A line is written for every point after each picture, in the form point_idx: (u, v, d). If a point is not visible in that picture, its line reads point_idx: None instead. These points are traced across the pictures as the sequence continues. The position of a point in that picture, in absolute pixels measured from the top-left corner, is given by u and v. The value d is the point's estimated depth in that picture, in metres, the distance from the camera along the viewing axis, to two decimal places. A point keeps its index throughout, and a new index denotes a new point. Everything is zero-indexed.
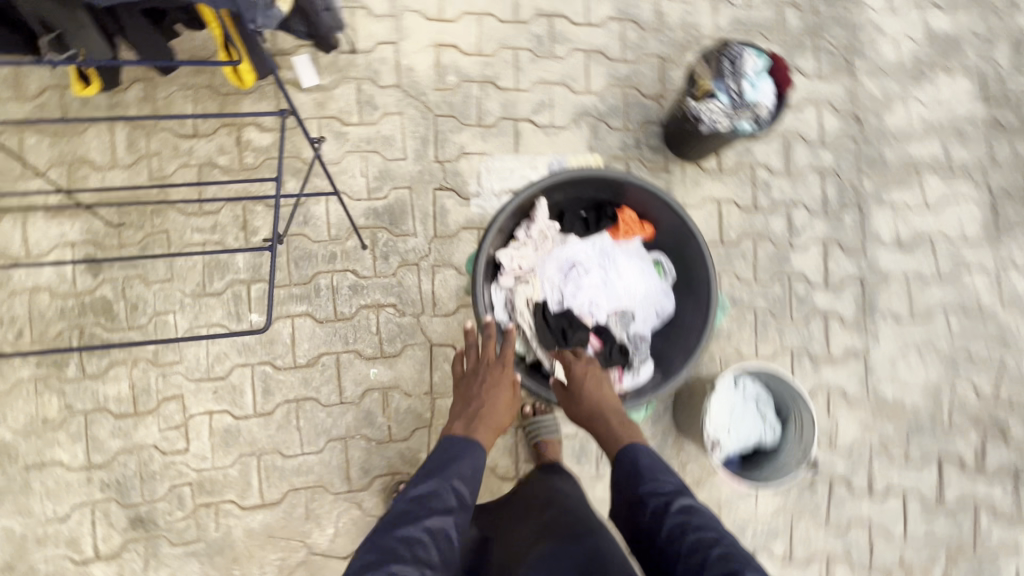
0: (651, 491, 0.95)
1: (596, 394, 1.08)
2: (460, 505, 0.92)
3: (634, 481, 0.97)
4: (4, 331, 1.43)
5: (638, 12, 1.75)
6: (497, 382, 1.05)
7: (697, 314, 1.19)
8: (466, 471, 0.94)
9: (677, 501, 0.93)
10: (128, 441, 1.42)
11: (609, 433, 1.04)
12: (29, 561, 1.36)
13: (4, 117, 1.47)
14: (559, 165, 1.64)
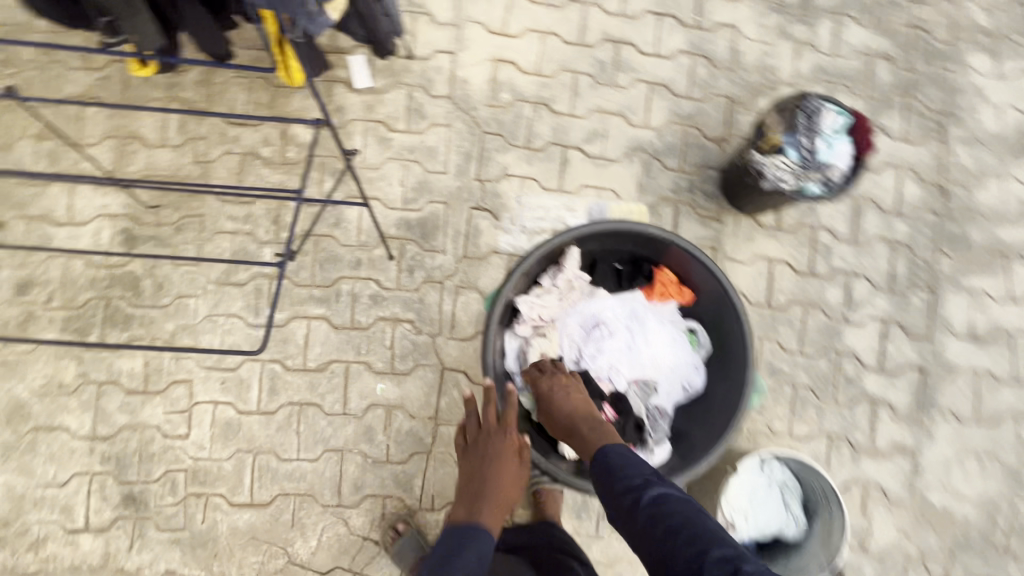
0: (618, 486, 0.89)
1: (565, 406, 1.03)
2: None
3: (604, 478, 0.92)
4: (38, 292, 1.47)
5: (713, 49, 1.65)
6: (497, 454, 1.03)
7: (731, 391, 1.10)
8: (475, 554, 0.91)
9: (646, 491, 0.87)
10: (133, 418, 1.43)
11: (581, 437, 0.99)
12: (23, 521, 1.39)
13: (70, 85, 1.52)
14: (598, 211, 1.58)
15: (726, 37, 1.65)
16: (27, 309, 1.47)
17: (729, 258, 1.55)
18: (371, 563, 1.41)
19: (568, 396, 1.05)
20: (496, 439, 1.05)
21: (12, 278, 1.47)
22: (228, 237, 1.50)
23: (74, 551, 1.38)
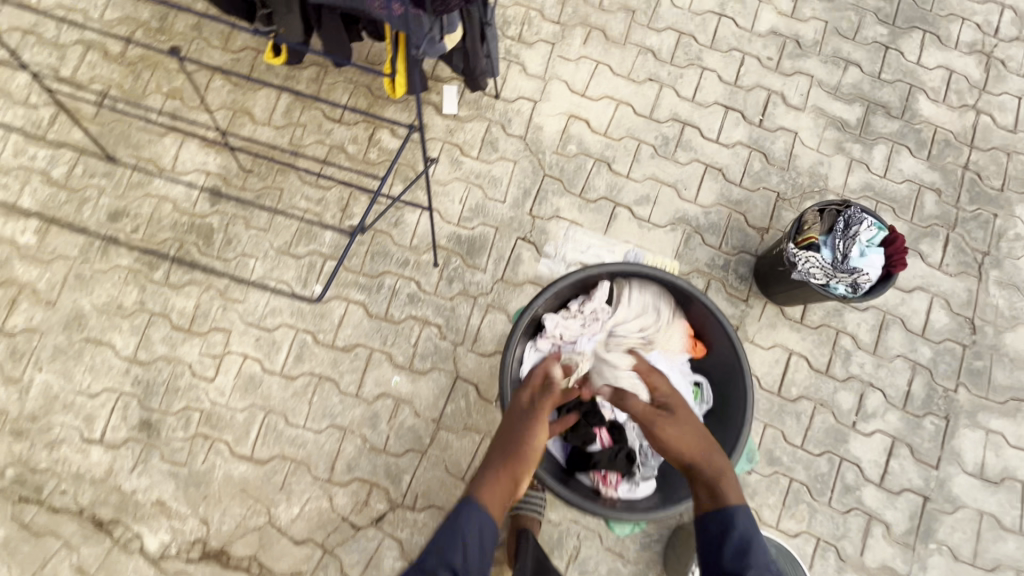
0: (742, 560, 0.92)
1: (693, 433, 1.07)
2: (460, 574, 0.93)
3: (727, 544, 0.94)
4: (126, 222, 1.65)
5: (770, 147, 1.78)
6: (514, 424, 1.08)
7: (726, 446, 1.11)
8: (473, 532, 0.96)
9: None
10: (171, 351, 1.55)
11: (709, 483, 1.01)
12: (48, 419, 1.50)
13: (207, 60, 1.77)
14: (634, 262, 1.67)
15: (784, 139, 1.79)
16: (113, 233, 1.64)
17: (750, 339, 1.61)
18: (344, 544, 1.44)
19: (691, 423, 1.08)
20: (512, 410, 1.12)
21: (109, 204, 1.66)
22: (299, 213, 1.67)
23: (83, 459, 1.47)
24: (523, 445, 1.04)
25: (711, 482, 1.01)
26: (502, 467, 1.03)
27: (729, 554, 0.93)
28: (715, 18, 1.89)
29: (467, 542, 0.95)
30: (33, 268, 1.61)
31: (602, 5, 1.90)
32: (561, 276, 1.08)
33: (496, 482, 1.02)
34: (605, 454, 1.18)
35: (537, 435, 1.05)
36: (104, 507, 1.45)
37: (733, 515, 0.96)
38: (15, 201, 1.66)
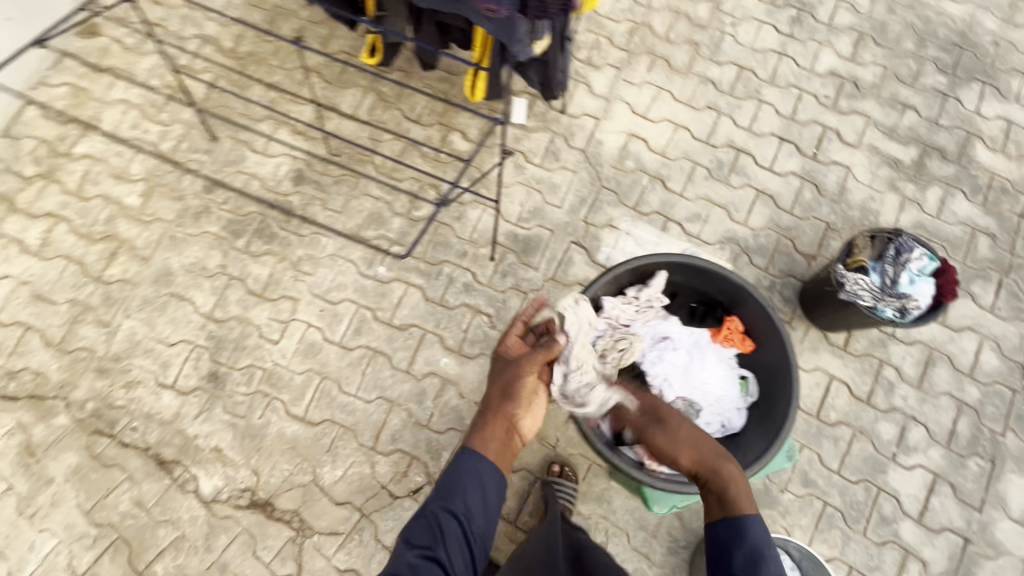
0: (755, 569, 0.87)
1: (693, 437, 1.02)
2: (465, 518, 0.95)
3: (736, 549, 0.90)
4: (218, 194, 1.83)
5: (823, 179, 1.84)
6: (506, 371, 1.07)
7: (761, 445, 1.05)
8: (466, 478, 0.96)
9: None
10: (243, 312, 1.69)
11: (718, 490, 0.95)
12: (129, 361, 1.64)
13: (306, 59, 1.96)
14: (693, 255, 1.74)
15: (837, 173, 1.85)
16: (206, 203, 1.82)
17: None
18: (380, 511, 1.51)
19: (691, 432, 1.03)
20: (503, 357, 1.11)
21: (206, 177, 1.85)
22: (371, 199, 1.81)
23: (155, 401, 1.60)
24: (513, 387, 1.03)
25: (721, 488, 0.96)
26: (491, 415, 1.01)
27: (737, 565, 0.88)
28: (775, 57, 2.00)
29: (465, 492, 0.96)
30: (133, 226, 1.79)
31: (668, 37, 2.03)
32: (615, 260, 1.10)
33: (490, 429, 1.01)
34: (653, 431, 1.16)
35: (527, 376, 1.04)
36: (168, 448, 1.56)
37: (742, 524, 0.91)
38: (126, 168, 1.86)
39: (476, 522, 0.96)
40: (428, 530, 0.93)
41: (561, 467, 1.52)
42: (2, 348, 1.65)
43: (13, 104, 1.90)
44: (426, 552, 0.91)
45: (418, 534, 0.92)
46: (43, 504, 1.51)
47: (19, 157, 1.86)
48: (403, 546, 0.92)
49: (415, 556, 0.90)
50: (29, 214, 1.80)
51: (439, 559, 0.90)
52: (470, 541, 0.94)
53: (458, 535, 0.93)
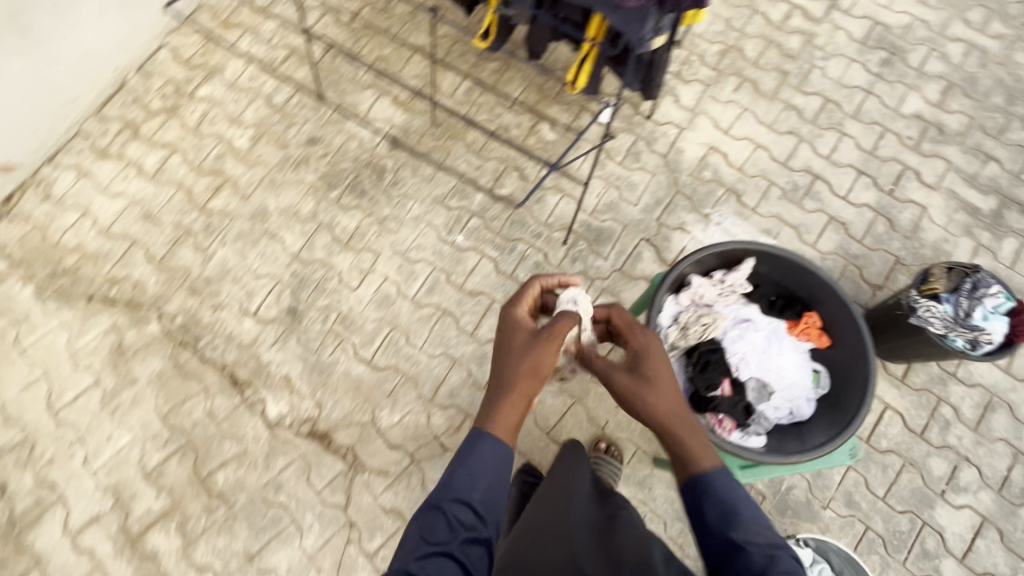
0: (727, 523, 0.83)
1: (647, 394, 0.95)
2: (481, 508, 0.91)
3: (707, 505, 0.87)
4: (318, 147, 1.96)
5: (897, 215, 1.87)
6: (525, 350, 1.00)
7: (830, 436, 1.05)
8: (485, 465, 0.93)
9: (765, 543, 0.80)
10: (328, 258, 1.80)
11: (679, 448, 0.91)
12: (219, 285, 1.77)
13: (415, 38, 2.11)
14: None
15: (913, 211, 1.87)
16: (307, 154, 1.95)
17: None
18: (430, 459, 1.58)
19: (644, 383, 0.96)
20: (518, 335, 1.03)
21: (310, 131, 1.99)
22: (458, 172, 1.92)
23: (238, 324, 1.72)
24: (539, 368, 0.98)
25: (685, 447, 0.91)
26: (507, 397, 0.95)
27: (710, 522, 0.85)
28: (861, 94, 2.06)
29: (480, 482, 0.92)
30: (240, 166, 1.94)
31: (758, 62, 2.11)
32: (705, 244, 1.14)
33: (508, 415, 0.96)
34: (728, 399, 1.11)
35: (552, 358, 1.00)
36: (243, 369, 1.67)
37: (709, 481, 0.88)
38: (240, 114, 2.02)
39: (495, 512, 0.93)
40: (443, 523, 0.88)
41: (608, 446, 1.57)
42: (109, 257, 1.80)
43: (152, 44, 2.08)
44: (441, 549, 0.86)
45: (434, 531, 0.87)
46: (125, 401, 1.63)
47: (148, 91, 2.04)
48: (417, 540, 0.86)
49: (429, 553, 0.85)
50: (149, 142, 1.97)
51: (458, 555, 0.86)
52: (489, 532, 0.91)
53: (477, 527, 0.90)
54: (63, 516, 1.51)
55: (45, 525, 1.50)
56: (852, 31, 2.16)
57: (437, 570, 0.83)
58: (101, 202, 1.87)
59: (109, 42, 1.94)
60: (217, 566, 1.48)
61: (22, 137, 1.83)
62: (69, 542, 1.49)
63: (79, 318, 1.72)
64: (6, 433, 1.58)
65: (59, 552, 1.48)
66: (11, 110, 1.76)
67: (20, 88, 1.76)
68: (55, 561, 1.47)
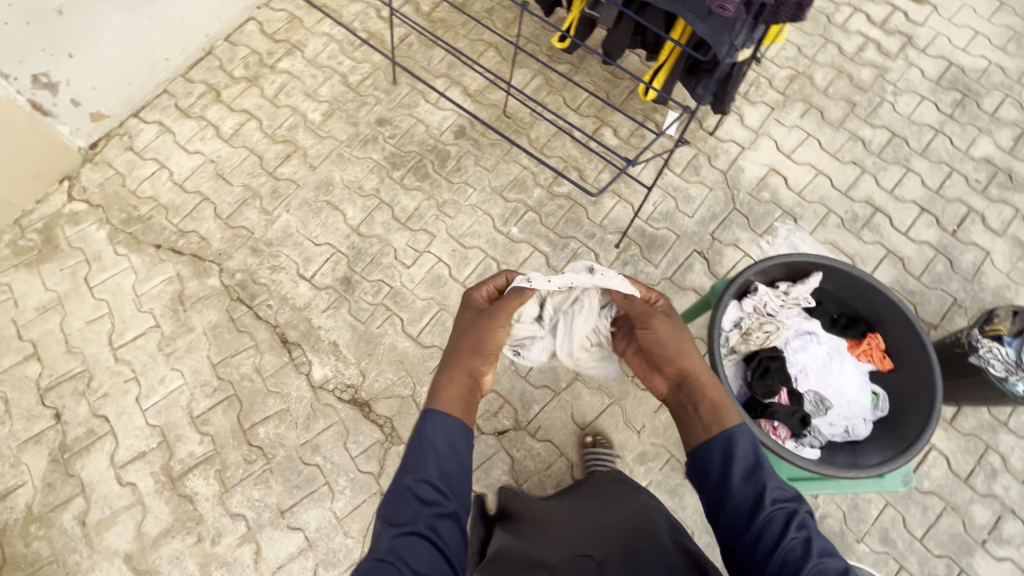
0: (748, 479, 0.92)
1: (681, 349, 1.07)
2: (442, 481, 0.95)
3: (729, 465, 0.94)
4: (387, 128, 2.02)
5: (958, 256, 1.84)
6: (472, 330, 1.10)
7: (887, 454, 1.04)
8: (440, 442, 0.97)
9: (780, 499, 0.89)
10: (385, 234, 1.85)
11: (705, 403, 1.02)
12: (279, 248, 1.83)
13: (490, 34, 2.17)
14: None
15: (975, 254, 1.84)
16: (376, 133, 2.01)
17: None
18: None
19: (678, 338, 1.08)
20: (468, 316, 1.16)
21: (380, 112, 2.05)
22: (519, 166, 1.96)
23: (293, 287, 1.77)
24: (478, 343, 1.07)
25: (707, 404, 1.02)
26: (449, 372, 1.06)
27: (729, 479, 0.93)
28: (930, 132, 2.04)
29: (437, 456, 0.96)
30: (310, 138, 2.01)
31: (827, 91, 2.11)
32: (771, 255, 1.14)
33: (450, 386, 1.04)
34: (784, 408, 1.10)
35: (495, 334, 1.09)
36: (293, 330, 1.72)
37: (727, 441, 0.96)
38: (316, 89, 2.10)
39: (457, 486, 0.96)
40: (406, 505, 0.91)
41: (595, 438, 1.59)
42: (181, 209, 1.88)
43: (241, 16, 2.19)
44: (405, 529, 0.88)
45: (398, 513, 0.90)
46: (180, 346, 1.69)
47: (232, 59, 2.14)
48: (385, 525, 0.90)
49: (396, 534, 0.87)
50: (229, 107, 2.06)
51: (424, 530, 0.89)
52: (453, 505, 0.93)
53: (440, 501, 0.93)
54: (111, 448, 1.57)
55: (93, 455, 1.56)
56: (926, 70, 2.15)
57: (407, 550, 0.86)
58: (178, 157, 1.97)
59: (204, 9, 2.04)
60: (250, 516, 1.52)
61: (116, 89, 1.93)
62: (114, 474, 1.55)
63: (146, 263, 1.80)
64: (68, 363, 1.66)
65: (103, 483, 1.54)
66: (106, 59, 1.83)
67: (119, 40, 1.84)
68: (99, 490, 1.53)
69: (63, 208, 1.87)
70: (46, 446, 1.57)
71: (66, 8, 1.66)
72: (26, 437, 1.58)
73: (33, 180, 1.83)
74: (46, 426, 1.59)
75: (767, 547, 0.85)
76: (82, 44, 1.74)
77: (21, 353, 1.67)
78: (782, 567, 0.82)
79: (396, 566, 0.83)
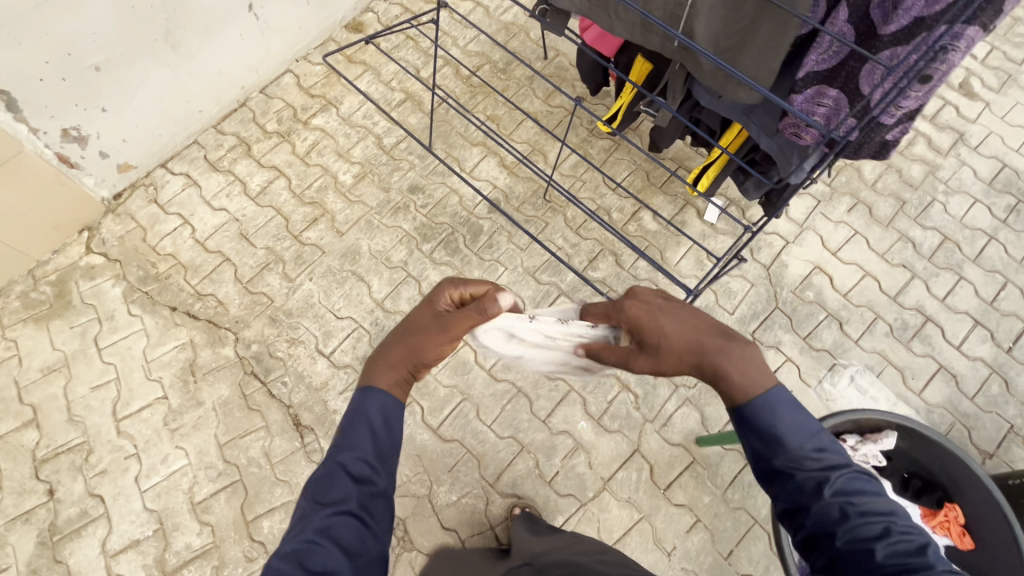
0: (770, 445, 0.75)
1: (674, 340, 0.80)
2: (377, 456, 0.81)
3: (747, 431, 0.77)
4: (420, 196, 1.96)
5: (1015, 377, 1.73)
6: (420, 336, 0.86)
7: None
8: (380, 418, 0.82)
9: (812, 461, 0.73)
10: (411, 311, 1.77)
11: (717, 382, 0.78)
12: (299, 319, 1.74)
13: (530, 106, 2.13)
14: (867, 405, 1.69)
15: None
16: (407, 201, 1.95)
17: None
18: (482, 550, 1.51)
19: (663, 333, 0.81)
20: (427, 315, 0.87)
21: (413, 179, 1.98)
22: (553, 247, 1.89)
23: (310, 364, 1.68)
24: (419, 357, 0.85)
25: (719, 383, 0.78)
26: (388, 362, 0.85)
27: (749, 445, 0.78)
28: (984, 237, 1.95)
29: (374, 431, 0.81)
30: (339, 201, 1.94)
31: (875, 185, 2.03)
32: (838, 411, 1.05)
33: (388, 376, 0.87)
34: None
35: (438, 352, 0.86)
36: (307, 412, 1.62)
37: (742, 416, 0.77)
38: (349, 149, 2.04)
39: (393, 458, 0.83)
40: (341, 480, 0.78)
41: (524, 509, 1.52)
42: (200, 269, 1.81)
43: (278, 69, 2.15)
44: (336, 508, 0.76)
45: (332, 490, 0.76)
46: (187, 422, 1.60)
47: (266, 112, 2.09)
48: (313, 505, 0.76)
49: (329, 514, 0.75)
50: (258, 162, 2.00)
51: (357, 510, 0.76)
52: (387, 480, 0.80)
53: (376, 477, 0.80)
54: (103, 533, 1.47)
55: (84, 540, 1.47)
56: (979, 170, 2.07)
57: (343, 530, 0.74)
58: (202, 213, 1.90)
59: (242, 62, 1.99)
60: None
61: (147, 141, 1.88)
62: (104, 563, 1.45)
63: (160, 326, 1.72)
64: (67, 433, 1.57)
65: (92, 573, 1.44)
66: (135, 112, 1.77)
67: (155, 94, 1.80)
68: None
69: (80, 260, 1.80)
70: (36, 526, 1.47)
71: (104, 64, 1.61)
72: (15, 514, 1.49)
73: (51, 231, 1.77)
74: (38, 502, 1.50)
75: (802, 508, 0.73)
76: (114, 100, 1.69)
77: (20, 418, 1.59)
78: (815, 527, 0.72)
79: (326, 548, 0.71)
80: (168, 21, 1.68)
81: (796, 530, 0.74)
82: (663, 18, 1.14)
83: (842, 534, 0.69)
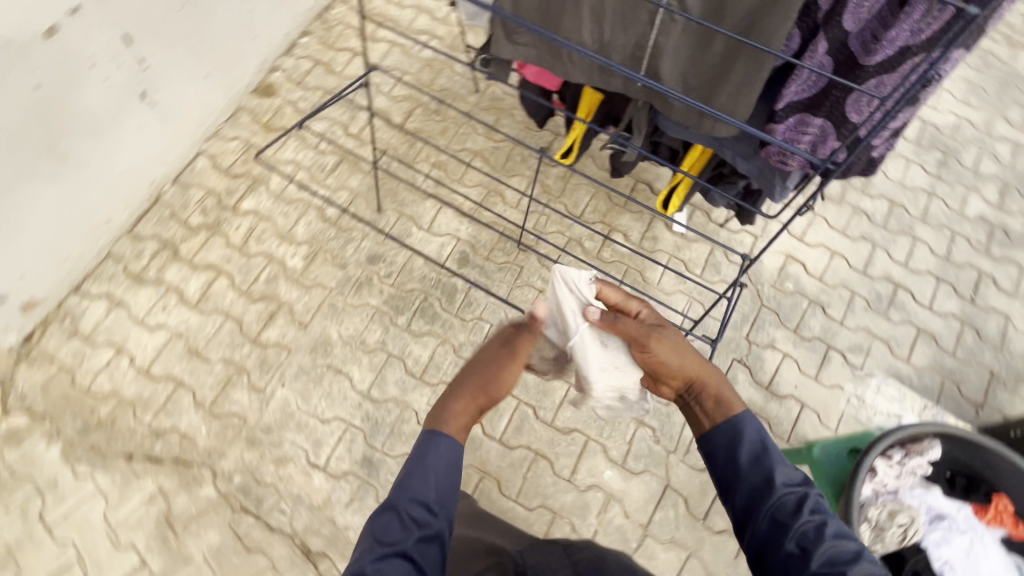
0: (759, 463, 0.90)
1: (689, 350, 1.03)
2: (435, 500, 0.85)
3: (741, 451, 0.92)
4: (381, 265, 1.81)
5: (983, 325, 1.84)
6: (486, 367, 1.04)
7: None
8: (441, 465, 0.88)
9: (791, 483, 0.87)
10: (402, 395, 1.63)
11: (711, 393, 1.00)
12: (281, 434, 1.56)
13: (474, 145, 2.02)
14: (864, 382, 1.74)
15: (997, 319, 1.85)
16: (369, 274, 1.80)
17: None
18: None
19: (678, 336, 1.05)
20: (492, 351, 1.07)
21: (369, 248, 1.83)
22: (534, 292, 1.81)
23: (306, 481, 1.52)
24: (485, 387, 1.01)
25: (713, 394, 1.00)
26: (460, 396, 0.99)
27: (737, 465, 0.91)
28: (925, 196, 2.06)
29: (434, 477, 0.87)
30: (294, 289, 1.76)
31: None
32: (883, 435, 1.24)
33: (459, 419, 0.96)
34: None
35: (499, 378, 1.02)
36: (317, 537, 1.47)
37: (736, 435, 0.93)
38: (290, 229, 1.85)
39: (449, 508, 0.86)
40: (396, 522, 0.81)
41: None
42: (151, 403, 1.58)
43: (188, 153, 1.91)
44: (392, 548, 0.79)
45: (389, 531, 0.80)
46: None
47: (186, 206, 1.86)
48: (370, 544, 0.80)
49: (384, 554, 0.78)
50: (190, 264, 1.78)
51: (410, 552, 0.79)
52: (442, 527, 0.83)
53: (431, 523, 0.83)
54: None
55: None
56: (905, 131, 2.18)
57: (392, 572, 0.76)
58: (137, 337, 1.66)
59: (146, 155, 1.75)
60: None
61: (50, 269, 1.62)
62: None
63: (118, 483, 1.49)
64: None
65: None
66: (29, 242, 1.51)
67: (50, 216, 1.54)
68: None
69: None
70: None
71: None
72: None
73: None
74: None
75: (783, 530, 0.84)
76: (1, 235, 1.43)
77: None
78: (794, 548, 0.82)
79: None
80: (48, 133, 1.43)
81: (772, 561, 0.83)
82: (622, 61, 1.08)
83: (820, 554, 0.80)
